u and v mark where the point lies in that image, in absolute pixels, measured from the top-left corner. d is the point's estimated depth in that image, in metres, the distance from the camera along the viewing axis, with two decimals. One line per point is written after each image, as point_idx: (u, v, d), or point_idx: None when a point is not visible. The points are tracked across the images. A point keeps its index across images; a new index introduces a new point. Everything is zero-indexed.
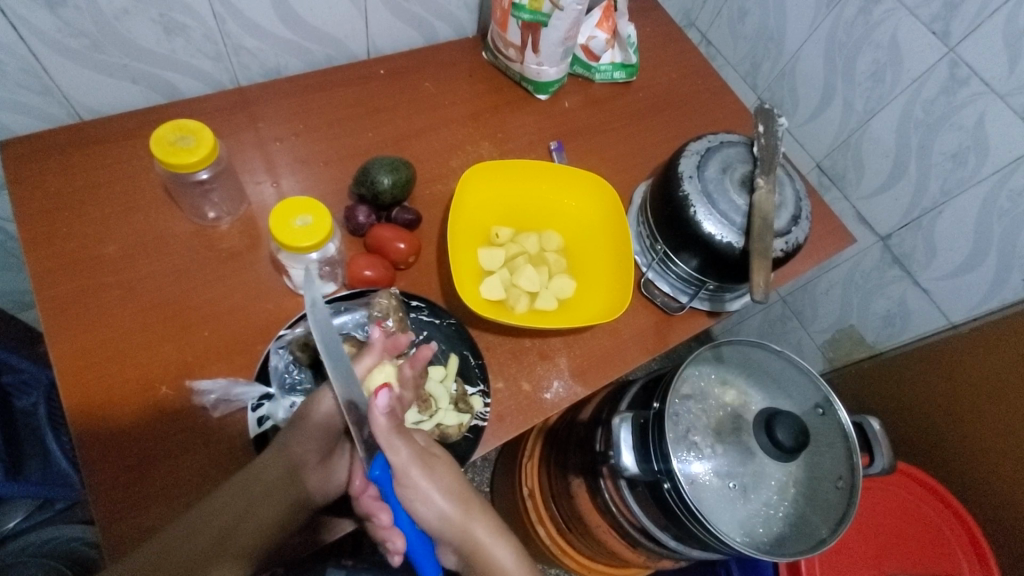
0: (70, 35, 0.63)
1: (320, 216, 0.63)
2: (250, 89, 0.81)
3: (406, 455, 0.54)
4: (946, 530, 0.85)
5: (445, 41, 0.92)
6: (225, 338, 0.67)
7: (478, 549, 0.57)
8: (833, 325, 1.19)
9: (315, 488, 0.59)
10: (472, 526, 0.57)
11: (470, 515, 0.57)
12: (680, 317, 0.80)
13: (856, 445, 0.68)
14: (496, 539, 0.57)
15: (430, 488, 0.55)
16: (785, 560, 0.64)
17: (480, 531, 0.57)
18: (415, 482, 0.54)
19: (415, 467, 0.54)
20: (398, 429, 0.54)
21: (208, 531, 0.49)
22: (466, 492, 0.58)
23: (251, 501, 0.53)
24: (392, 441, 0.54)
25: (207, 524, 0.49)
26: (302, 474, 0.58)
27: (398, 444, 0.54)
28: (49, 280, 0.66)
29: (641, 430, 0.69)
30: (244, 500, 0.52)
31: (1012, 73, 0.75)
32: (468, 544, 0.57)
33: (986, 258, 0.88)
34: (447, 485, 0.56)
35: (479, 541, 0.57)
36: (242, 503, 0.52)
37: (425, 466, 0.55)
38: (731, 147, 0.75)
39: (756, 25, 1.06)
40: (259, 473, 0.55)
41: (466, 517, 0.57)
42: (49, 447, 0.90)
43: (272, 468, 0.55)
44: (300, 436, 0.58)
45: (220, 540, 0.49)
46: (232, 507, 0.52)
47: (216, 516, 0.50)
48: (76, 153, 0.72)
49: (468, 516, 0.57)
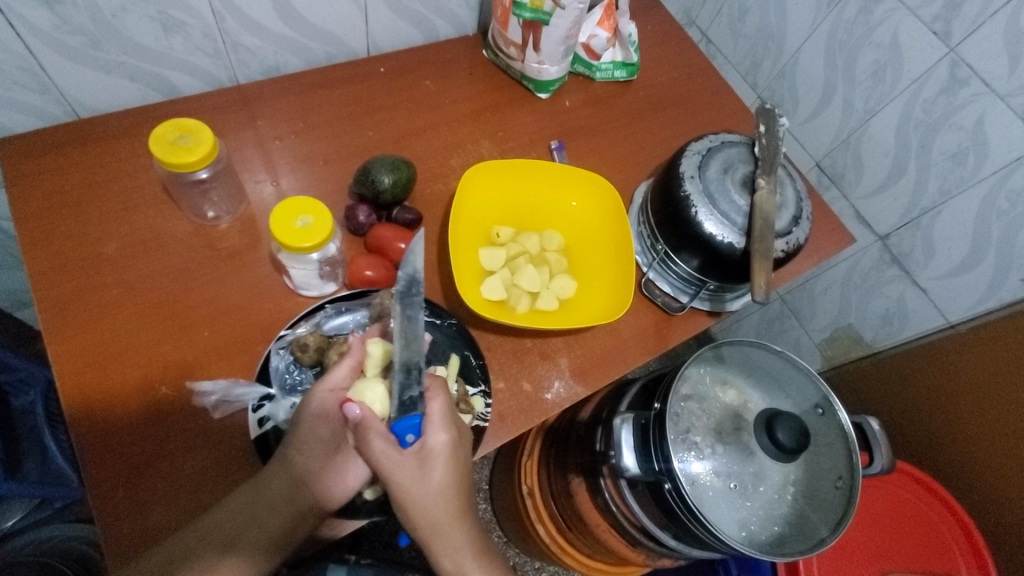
0: (68, 32, 0.62)
1: (321, 216, 0.62)
2: (250, 87, 0.80)
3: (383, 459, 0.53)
4: (943, 528, 0.85)
5: (446, 38, 0.92)
6: (226, 339, 0.66)
7: (436, 556, 0.57)
8: (831, 324, 1.20)
9: (328, 502, 0.56)
10: (438, 538, 0.56)
11: (447, 529, 0.55)
12: (680, 317, 0.80)
13: (855, 445, 0.69)
14: (463, 552, 0.57)
15: (411, 495, 0.53)
16: (786, 560, 0.65)
17: (447, 545, 0.56)
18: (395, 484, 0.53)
19: (395, 471, 0.53)
20: (372, 434, 0.53)
21: (210, 543, 0.51)
22: (447, 511, 0.55)
23: (256, 513, 0.53)
24: (366, 441, 0.53)
25: (212, 532, 0.52)
26: (309, 485, 0.55)
27: (376, 448, 0.53)
28: (48, 280, 0.65)
29: (643, 430, 0.70)
30: (248, 510, 0.53)
31: (1013, 73, 0.75)
32: (429, 549, 0.56)
33: (985, 258, 0.88)
34: (433, 500, 0.54)
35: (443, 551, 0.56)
36: (248, 514, 0.53)
37: (413, 474, 0.53)
38: (733, 147, 0.75)
39: (755, 24, 1.05)
40: (265, 485, 0.54)
41: (440, 530, 0.55)
42: (47, 445, 0.90)
43: (279, 480, 0.55)
44: (301, 446, 0.55)
45: (222, 547, 0.51)
46: (237, 517, 0.53)
47: (220, 527, 0.52)
48: (75, 152, 0.72)
49: (444, 531, 0.55)
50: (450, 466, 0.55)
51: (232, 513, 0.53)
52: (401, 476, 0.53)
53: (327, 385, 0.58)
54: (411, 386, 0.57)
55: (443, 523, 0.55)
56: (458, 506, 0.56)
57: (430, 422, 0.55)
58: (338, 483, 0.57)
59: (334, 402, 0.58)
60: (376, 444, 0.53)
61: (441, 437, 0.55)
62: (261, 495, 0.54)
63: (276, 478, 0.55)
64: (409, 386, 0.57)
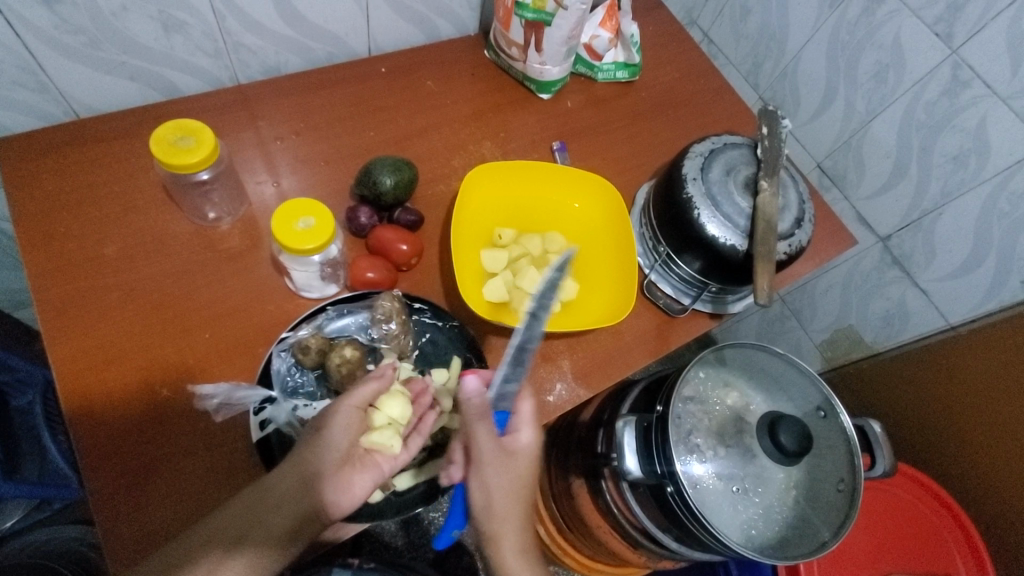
0: (67, 32, 0.62)
1: (322, 218, 0.62)
2: (250, 87, 0.80)
3: (483, 443, 0.54)
4: (944, 532, 0.85)
5: (447, 38, 0.91)
6: (227, 341, 0.66)
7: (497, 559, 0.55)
8: (832, 325, 1.20)
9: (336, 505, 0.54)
10: (503, 532, 0.55)
11: (513, 522, 0.55)
12: (681, 319, 0.80)
13: (857, 448, 0.68)
14: (522, 553, 0.55)
15: (490, 482, 0.54)
16: (787, 564, 0.65)
17: (509, 544, 0.55)
18: (479, 469, 0.54)
19: (488, 457, 0.54)
20: (482, 415, 0.53)
21: (213, 543, 0.51)
22: (517, 505, 0.56)
23: (260, 514, 0.52)
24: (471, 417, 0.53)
25: (216, 533, 0.52)
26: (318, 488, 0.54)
27: (481, 430, 0.53)
28: (47, 281, 0.65)
29: (645, 433, 0.70)
30: (250, 509, 0.52)
31: (1015, 75, 0.75)
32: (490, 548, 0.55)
33: (986, 260, 0.88)
34: (510, 489, 0.55)
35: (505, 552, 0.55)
36: (252, 515, 0.52)
37: (500, 464, 0.55)
38: (735, 149, 0.75)
39: (758, 24, 1.05)
40: (270, 484, 0.54)
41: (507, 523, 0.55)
42: (46, 446, 0.90)
43: (282, 480, 0.54)
44: (313, 450, 0.55)
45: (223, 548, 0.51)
46: (241, 517, 0.52)
47: (224, 529, 0.52)
48: (74, 152, 0.71)
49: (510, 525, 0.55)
50: (530, 466, 0.58)
51: (235, 514, 0.52)
52: (491, 458, 0.54)
53: (352, 402, 0.58)
54: (511, 381, 0.56)
55: (511, 520, 0.55)
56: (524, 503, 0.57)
57: (522, 420, 0.58)
58: (344, 493, 0.55)
59: (353, 417, 0.58)
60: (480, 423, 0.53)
61: (527, 437, 0.58)
62: (264, 494, 0.53)
63: (280, 478, 0.54)
64: (509, 382, 0.56)
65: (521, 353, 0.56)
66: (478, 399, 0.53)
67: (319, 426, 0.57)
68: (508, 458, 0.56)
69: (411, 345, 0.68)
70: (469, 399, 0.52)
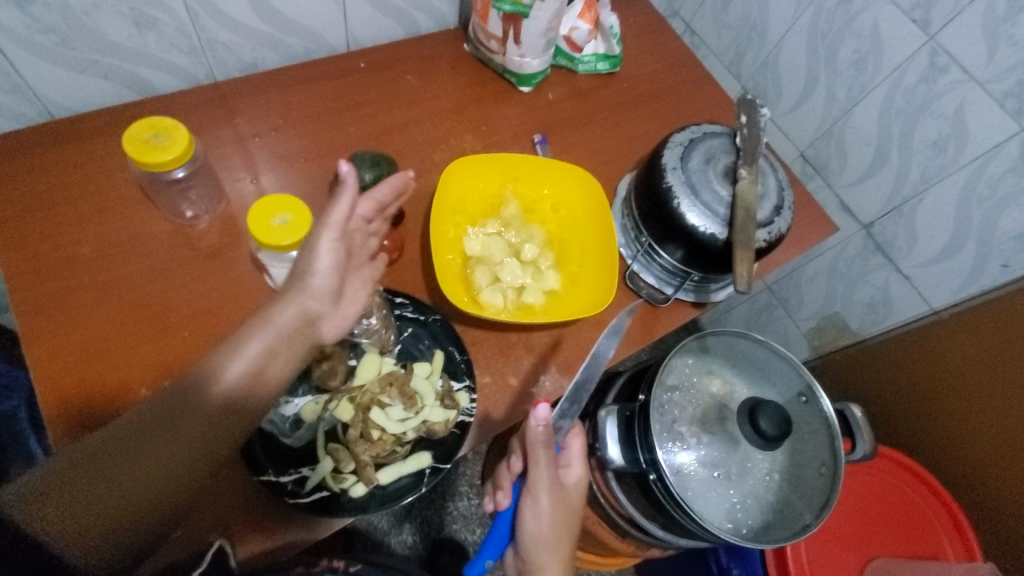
0: (39, 31, 0.61)
1: (299, 214, 0.62)
2: (227, 84, 0.79)
3: (541, 472, 0.62)
4: (932, 517, 0.86)
5: (426, 31, 0.91)
6: (205, 339, 0.66)
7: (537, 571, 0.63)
8: (818, 313, 1.20)
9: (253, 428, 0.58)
10: (542, 552, 0.62)
11: (550, 547, 0.62)
12: (664, 308, 0.80)
13: (838, 432, 0.68)
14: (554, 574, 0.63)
15: (540, 507, 0.62)
16: (769, 547, 0.66)
17: (550, 565, 0.62)
18: (533, 493, 0.62)
19: (546, 484, 0.62)
20: (545, 444, 0.60)
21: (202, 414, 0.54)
22: (557, 531, 0.63)
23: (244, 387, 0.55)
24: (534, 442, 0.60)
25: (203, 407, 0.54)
26: (308, 332, 0.59)
27: (541, 462, 0.61)
28: (23, 283, 0.64)
29: (627, 422, 0.70)
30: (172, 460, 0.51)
31: (991, 60, 0.75)
32: (532, 565, 0.63)
33: (965, 245, 0.89)
34: (552, 517, 0.62)
35: (545, 567, 0.63)
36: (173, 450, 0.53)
37: (552, 491, 0.63)
38: (715, 138, 0.75)
39: (739, 14, 1.05)
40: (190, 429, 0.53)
41: (549, 548, 0.62)
42: (32, 450, 0.89)
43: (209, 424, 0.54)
44: (310, 291, 0.58)
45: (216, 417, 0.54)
46: (160, 470, 0.52)
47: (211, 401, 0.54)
48: (48, 153, 0.71)
49: (551, 551, 0.62)
50: (580, 497, 0.67)
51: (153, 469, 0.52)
52: (543, 482, 0.62)
53: (332, 235, 0.57)
54: (567, 417, 0.65)
55: (552, 540, 0.62)
56: (563, 529, 0.64)
57: (571, 457, 0.67)
58: (340, 322, 0.61)
59: (338, 249, 0.58)
60: (540, 450, 0.61)
61: (577, 471, 0.67)
62: (184, 445, 0.53)
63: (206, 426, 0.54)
64: (565, 416, 0.65)
65: (579, 391, 0.64)
66: (544, 427, 0.59)
67: (305, 264, 0.58)
68: (558, 486, 0.64)
69: (392, 340, 0.69)
70: (536, 424, 0.59)
